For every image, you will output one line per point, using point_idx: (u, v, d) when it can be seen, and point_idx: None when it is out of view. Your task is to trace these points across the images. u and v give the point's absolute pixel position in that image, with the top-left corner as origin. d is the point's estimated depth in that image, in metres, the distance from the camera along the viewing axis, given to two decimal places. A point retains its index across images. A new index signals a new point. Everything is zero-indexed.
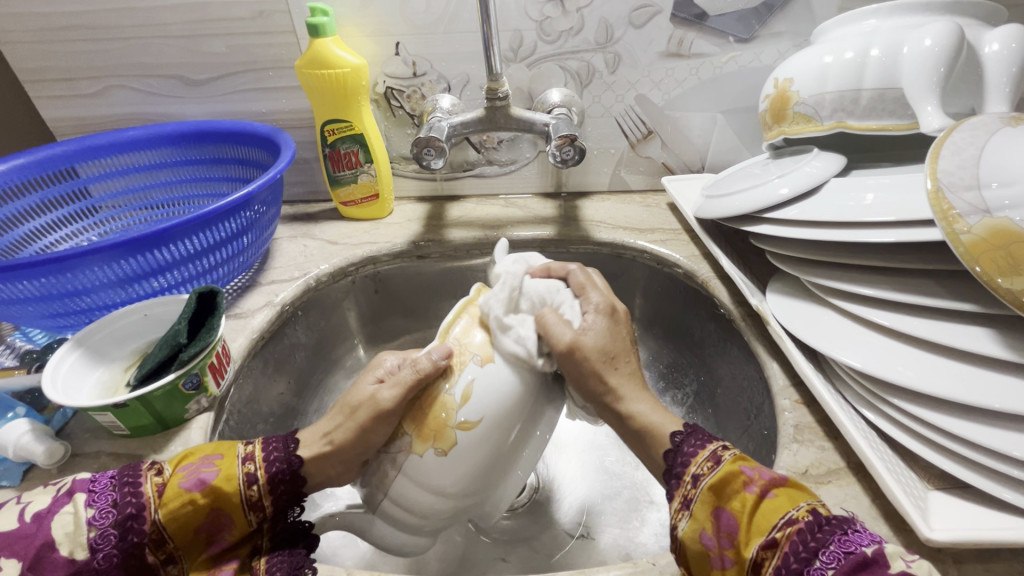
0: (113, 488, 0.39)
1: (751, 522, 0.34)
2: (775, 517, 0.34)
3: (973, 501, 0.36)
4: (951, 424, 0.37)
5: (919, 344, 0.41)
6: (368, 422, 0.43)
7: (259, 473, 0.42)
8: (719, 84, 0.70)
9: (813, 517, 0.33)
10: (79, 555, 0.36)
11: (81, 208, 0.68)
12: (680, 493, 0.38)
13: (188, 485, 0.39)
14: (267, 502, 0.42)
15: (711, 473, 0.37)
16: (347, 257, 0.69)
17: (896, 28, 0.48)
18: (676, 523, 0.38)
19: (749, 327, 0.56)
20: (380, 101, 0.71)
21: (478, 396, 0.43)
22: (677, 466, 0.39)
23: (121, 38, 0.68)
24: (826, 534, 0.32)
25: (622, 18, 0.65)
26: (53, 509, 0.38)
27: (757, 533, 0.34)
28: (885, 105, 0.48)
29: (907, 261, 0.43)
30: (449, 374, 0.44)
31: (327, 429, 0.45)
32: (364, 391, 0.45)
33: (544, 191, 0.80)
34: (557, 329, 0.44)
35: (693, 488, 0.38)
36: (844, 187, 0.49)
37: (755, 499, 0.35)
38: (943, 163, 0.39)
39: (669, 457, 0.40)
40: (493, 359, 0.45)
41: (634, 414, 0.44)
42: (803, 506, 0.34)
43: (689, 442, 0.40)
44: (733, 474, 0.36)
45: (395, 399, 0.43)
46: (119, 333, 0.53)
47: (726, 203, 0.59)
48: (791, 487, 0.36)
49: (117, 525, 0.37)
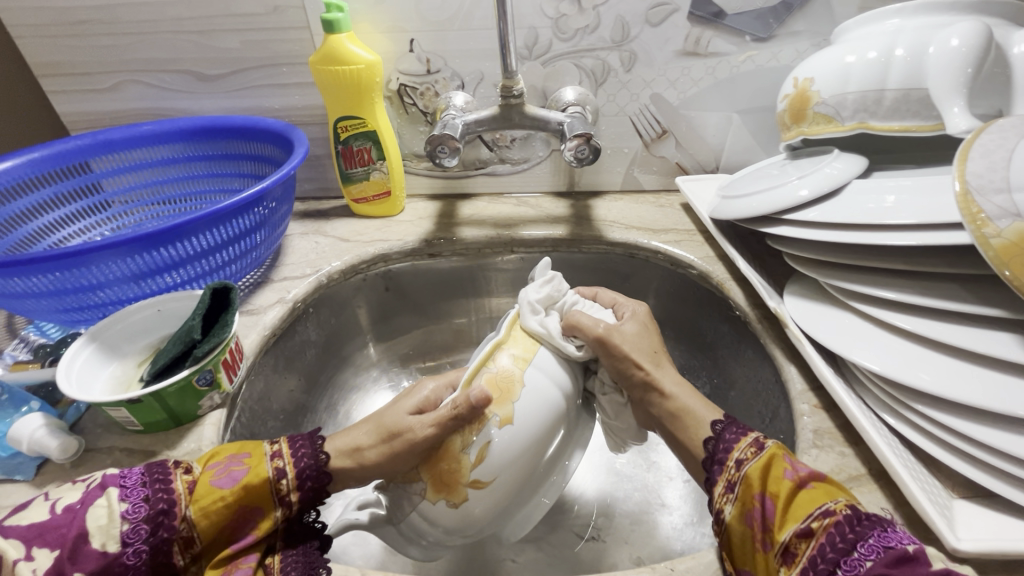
0: (144, 483, 0.38)
1: (787, 508, 0.35)
2: (813, 506, 0.35)
3: (1001, 511, 0.35)
4: (978, 431, 0.36)
5: (942, 348, 0.41)
6: (402, 452, 0.44)
7: (288, 468, 0.43)
8: (735, 84, 0.69)
9: (852, 511, 0.34)
10: (111, 548, 0.36)
11: (93, 203, 0.68)
12: (722, 478, 0.40)
13: (220, 483, 0.40)
14: (294, 498, 0.42)
15: (754, 457, 0.39)
16: (359, 255, 0.69)
17: (921, 27, 0.47)
18: (721, 507, 0.39)
19: (766, 329, 0.55)
20: (394, 98, 0.71)
21: (493, 458, 0.43)
22: (719, 453, 0.41)
23: (135, 33, 0.68)
24: (864, 528, 0.33)
25: (638, 15, 0.65)
26: (87, 502, 0.37)
27: (793, 519, 0.35)
28: (910, 106, 0.47)
29: (930, 264, 0.42)
30: (469, 430, 0.43)
31: (360, 444, 0.46)
32: (405, 419, 0.45)
33: (556, 190, 0.79)
34: (589, 323, 0.49)
35: (737, 472, 0.39)
36: (865, 189, 0.48)
37: (793, 486, 0.36)
38: (971, 165, 0.38)
39: (710, 444, 0.42)
40: (513, 421, 0.44)
41: (671, 397, 0.47)
42: (843, 501, 0.35)
43: (729, 430, 0.43)
44: (775, 462, 0.38)
45: (433, 437, 0.44)
46: (132, 329, 0.53)
47: (743, 204, 0.58)
48: (830, 484, 0.36)
49: (149, 520, 0.37)
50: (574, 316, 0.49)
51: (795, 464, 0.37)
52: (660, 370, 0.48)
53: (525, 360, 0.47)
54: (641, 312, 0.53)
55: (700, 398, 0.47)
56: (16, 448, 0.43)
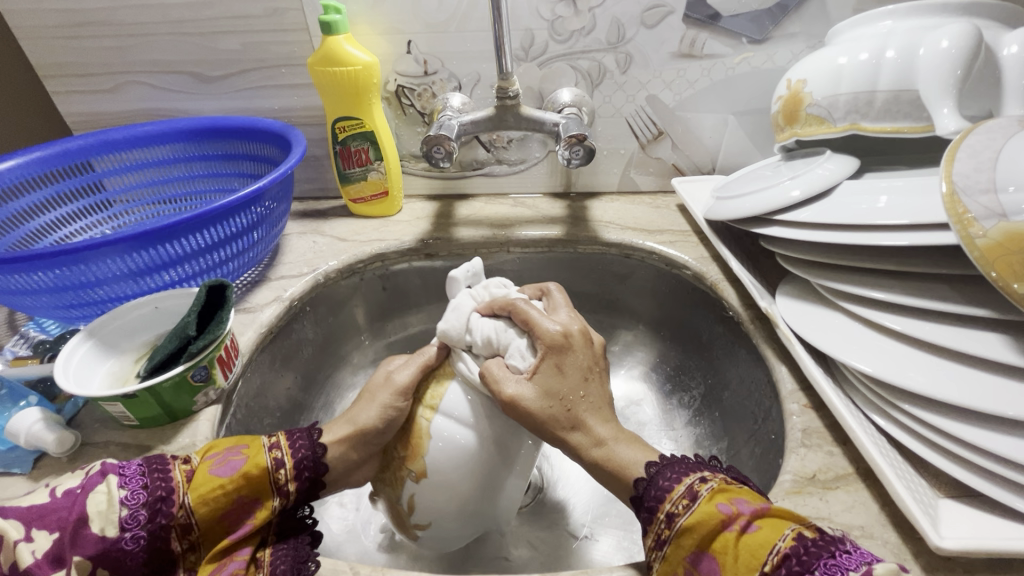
0: (144, 472, 0.39)
1: (739, 560, 0.33)
2: (764, 552, 0.33)
3: (985, 510, 0.36)
4: (965, 431, 0.36)
5: (929, 348, 0.41)
6: (388, 398, 0.46)
7: (286, 458, 0.44)
8: (731, 85, 0.69)
9: (798, 543, 0.33)
10: (110, 533, 0.36)
11: (95, 202, 0.69)
12: (653, 531, 0.38)
13: (219, 472, 0.40)
14: (292, 488, 0.43)
15: (687, 512, 0.36)
16: (356, 254, 0.69)
17: (912, 29, 0.47)
18: (651, 562, 0.37)
19: (758, 329, 0.55)
20: (391, 99, 0.72)
21: (421, 509, 0.46)
22: (649, 501, 0.39)
23: (137, 34, 0.69)
24: (812, 558, 0.32)
25: (634, 17, 0.65)
26: (87, 487, 0.37)
27: (747, 571, 0.33)
28: (900, 107, 0.48)
29: (919, 264, 0.42)
30: (396, 486, 0.47)
31: (352, 413, 0.47)
32: (377, 377, 0.49)
33: (554, 191, 0.79)
34: (497, 381, 0.44)
35: (667, 528, 0.37)
36: (856, 190, 0.49)
37: (737, 536, 0.34)
38: (959, 166, 0.38)
39: (643, 489, 0.40)
40: (428, 476, 0.45)
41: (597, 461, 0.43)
42: (789, 533, 0.33)
43: (664, 475, 0.39)
44: (709, 515, 0.35)
45: (411, 379, 0.48)
46: (130, 325, 0.53)
47: (737, 205, 0.58)
48: (775, 516, 0.35)
49: (147, 506, 0.37)
50: (488, 369, 0.45)
51: (731, 510, 0.35)
52: (579, 426, 0.44)
53: (431, 409, 0.46)
54: (554, 346, 0.45)
55: (638, 444, 0.44)
56: (13, 442, 0.44)
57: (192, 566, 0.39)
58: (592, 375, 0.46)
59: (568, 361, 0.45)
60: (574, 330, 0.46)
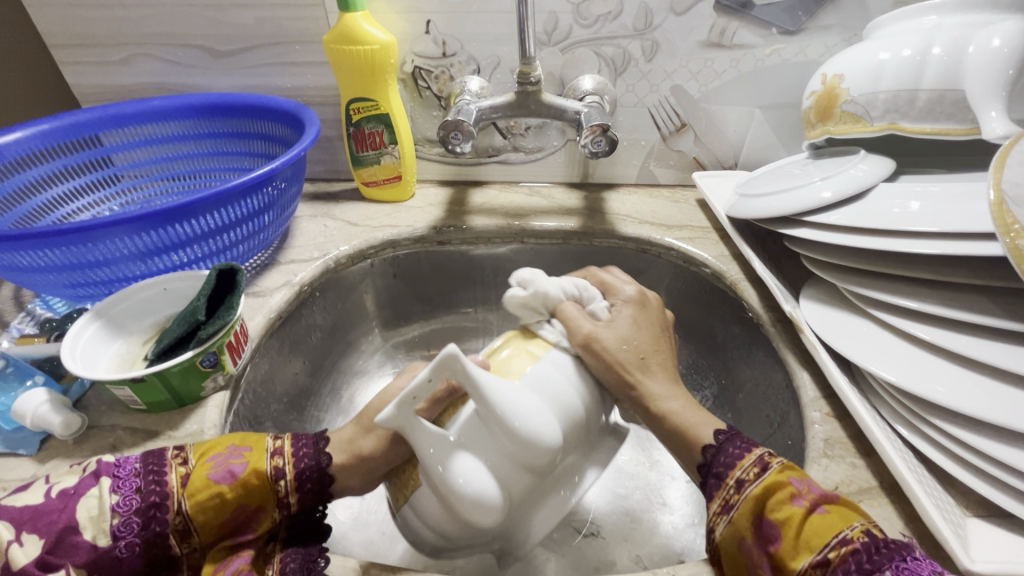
0: (138, 475, 0.39)
1: (801, 535, 0.33)
2: (829, 535, 0.33)
3: (1015, 532, 0.35)
4: (1000, 450, 0.35)
5: (963, 361, 0.39)
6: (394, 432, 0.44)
7: (287, 468, 0.42)
8: (760, 78, 0.67)
9: (869, 539, 0.32)
10: (101, 542, 0.36)
11: (103, 176, 0.67)
12: (720, 495, 0.38)
13: (217, 477, 0.39)
14: (293, 500, 0.42)
15: (756, 480, 0.36)
16: (367, 240, 0.68)
17: (960, 25, 0.45)
18: (715, 526, 0.37)
19: (778, 333, 0.54)
20: (408, 81, 0.70)
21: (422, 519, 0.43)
22: (719, 467, 0.39)
23: (148, 6, 0.66)
24: (883, 558, 0.31)
25: (663, 3, 0.62)
26: (81, 490, 0.38)
27: (807, 550, 0.33)
28: (943, 108, 0.45)
29: (957, 274, 0.41)
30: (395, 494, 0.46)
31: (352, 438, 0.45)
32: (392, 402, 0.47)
33: (570, 181, 0.78)
34: (576, 321, 0.47)
35: (737, 494, 0.37)
36: (890, 193, 0.47)
37: (804, 513, 0.34)
38: (1008, 174, 0.37)
39: (712, 455, 0.40)
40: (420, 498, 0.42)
41: (667, 413, 0.45)
42: (858, 526, 0.33)
43: (732, 443, 0.40)
44: (780, 485, 0.35)
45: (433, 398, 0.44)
46: (137, 307, 0.52)
47: (762, 204, 0.56)
48: (842, 504, 0.35)
49: (140, 513, 0.37)
50: (565, 310, 0.48)
51: (801, 488, 0.35)
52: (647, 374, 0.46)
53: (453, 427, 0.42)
54: (631, 301, 0.51)
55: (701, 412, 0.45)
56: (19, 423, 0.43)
57: (196, 563, 0.40)
58: (660, 331, 0.51)
59: (642, 316, 0.50)
60: (647, 291, 0.53)
